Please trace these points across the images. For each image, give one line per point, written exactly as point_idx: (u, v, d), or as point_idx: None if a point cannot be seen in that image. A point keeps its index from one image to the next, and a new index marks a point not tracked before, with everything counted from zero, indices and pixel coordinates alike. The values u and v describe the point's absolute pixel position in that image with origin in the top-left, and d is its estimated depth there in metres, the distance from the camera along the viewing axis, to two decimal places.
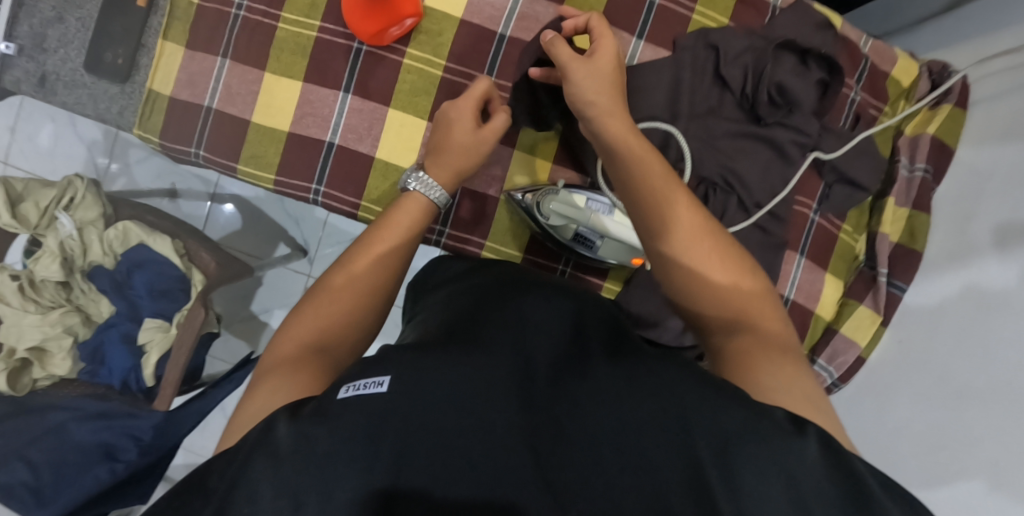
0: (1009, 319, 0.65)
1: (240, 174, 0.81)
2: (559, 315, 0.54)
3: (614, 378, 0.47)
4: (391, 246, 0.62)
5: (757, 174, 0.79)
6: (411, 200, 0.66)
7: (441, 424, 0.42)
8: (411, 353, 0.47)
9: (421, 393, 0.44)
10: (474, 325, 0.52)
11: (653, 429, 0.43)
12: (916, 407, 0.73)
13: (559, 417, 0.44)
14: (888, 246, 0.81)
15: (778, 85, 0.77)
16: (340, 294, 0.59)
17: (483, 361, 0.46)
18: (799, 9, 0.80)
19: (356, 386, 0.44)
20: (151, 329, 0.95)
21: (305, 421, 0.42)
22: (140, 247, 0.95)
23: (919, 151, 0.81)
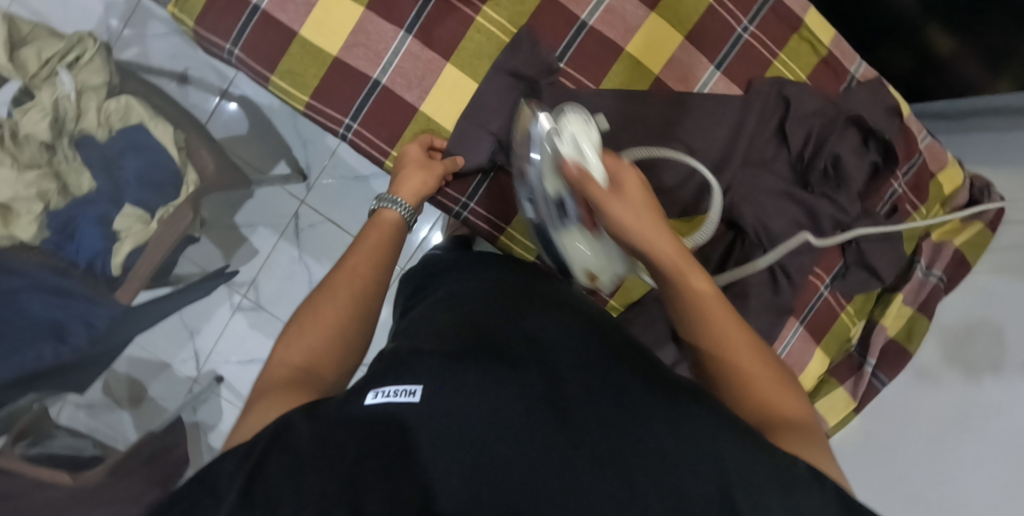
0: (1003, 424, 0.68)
1: (271, 87, 0.76)
2: (583, 331, 0.54)
3: (652, 393, 0.46)
4: (368, 262, 0.61)
5: (789, 237, 0.78)
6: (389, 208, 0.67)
7: (478, 436, 0.42)
8: (440, 360, 0.47)
9: (451, 407, 0.44)
10: (497, 332, 0.52)
11: (686, 460, 0.42)
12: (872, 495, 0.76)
13: (587, 430, 0.43)
14: (884, 338, 0.82)
15: (835, 158, 0.77)
16: (330, 312, 0.56)
17: (514, 374, 0.46)
18: (875, 86, 0.79)
19: (385, 393, 0.45)
20: (130, 217, 0.88)
21: (343, 418, 0.43)
22: (139, 129, 0.89)
23: (939, 259, 0.82)
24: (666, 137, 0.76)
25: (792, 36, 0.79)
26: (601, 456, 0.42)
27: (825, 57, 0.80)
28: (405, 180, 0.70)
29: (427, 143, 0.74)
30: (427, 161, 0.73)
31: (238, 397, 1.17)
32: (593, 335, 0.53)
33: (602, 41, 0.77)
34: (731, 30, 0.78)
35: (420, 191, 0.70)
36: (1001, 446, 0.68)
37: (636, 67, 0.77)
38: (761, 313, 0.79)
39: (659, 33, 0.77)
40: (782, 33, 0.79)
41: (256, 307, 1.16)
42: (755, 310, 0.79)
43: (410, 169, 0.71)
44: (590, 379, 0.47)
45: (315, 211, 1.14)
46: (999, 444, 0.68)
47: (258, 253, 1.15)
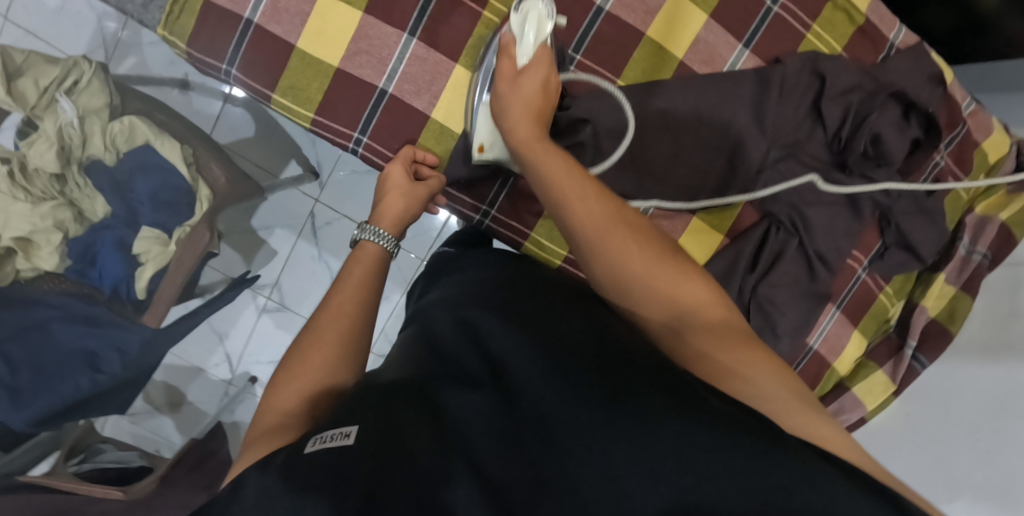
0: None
1: (273, 105, 0.72)
2: (522, 332, 0.55)
3: (602, 398, 0.46)
4: (352, 300, 0.60)
5: (824, 221, 0.76)
6: (368, 244, 0.66)
7: (421, 456, 0.43)
8: (384, 399, 0.48)
9: (390, 437, 0.44)
10: (439, 360, 0.53)
11: (623, 462, 0.42)
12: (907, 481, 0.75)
13: (531, 448, 0.44)
14: (925, 319, 0.80)
15: (874, 136, 0.72)
16: (318, 357, 0.56)
17: (449, 403, 0.48)
18: (916, 54, 0.74)
19: (322, 439, 0.45)
20: (148, 239, 0.87)
21: (288, 474, 0.43)
22: (146, 149, 0.87)
23: (984, 235, 0.78)
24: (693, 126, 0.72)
25: (826, 4, 0.74)
26: (548, 471, 0.43)
27: (861, 26, 0.74)
28: (387, 210, 0.68)
29: (409, 160, 0.71)
30: (409, 184, 0.69)
31: None
32: (547, 341, 0.53)
33: (620, 27, 0.72)
34: (759, 4, 0.73)
35: (399, 220, 0.68)
36: None
37: (658, 52, 0.73)
38: (796, 302, 0.77)
39: (680, 13, 0.72)
40: (814, 2, 0.73)
41: (281, 307, 1.16)
42: (788, 299, 0.76)
43: (393, 197, 0.68)
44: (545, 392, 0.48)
45: (331, 209, 1.13)
46: None
47: (278, 254, 1.14)
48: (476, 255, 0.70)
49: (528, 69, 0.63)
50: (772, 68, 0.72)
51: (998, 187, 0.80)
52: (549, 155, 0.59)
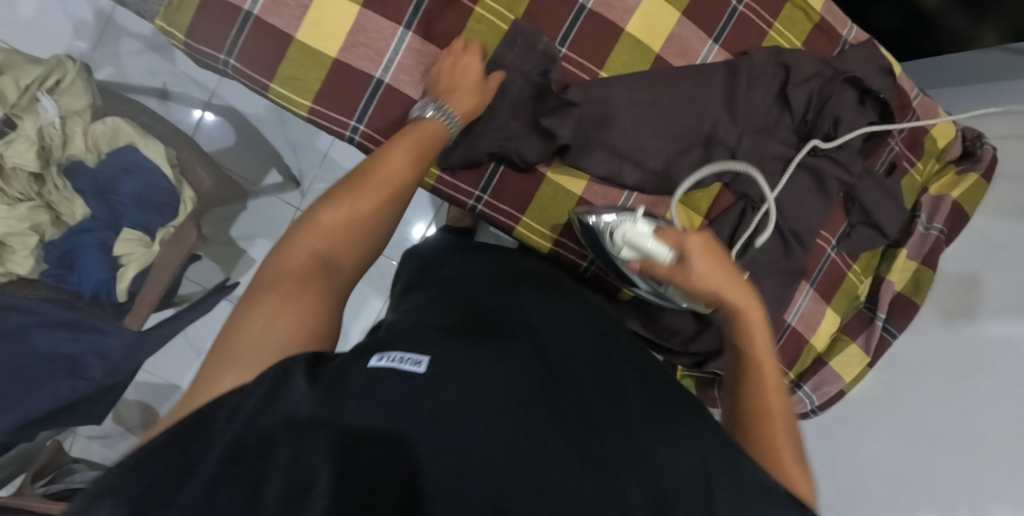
0: (1007, 366, 0.70)
1: (271, 96, 0.73)
2: (562, 324, 0.56)
3: (637, 403, 0.49)
4: (399, 171, 0.62)
5: (794, 203, 0.81)
6: (406, 142, 0.64)
7: (477, 407, 0.43)
8: (451, 339, 0.49)
9: (453, 379, 0.44)
10: (492, 322, 0.53)
11: (668, 466, 0.44)
12: (888, 445, 0.79)
13: (577, 422, 0.44)
14: (892, 292, 0.85)
15: (836, 120, 0.79)
16: (348, 233, 0.58)
17: (506, 362, 0.47)
18: (869, 48, 0.81)
19: (390, 358, 0.45)
20: (130, 242, 0.86)
21: (347, 380, 0.44)
22: (128, 149, 0.85)
23: (939, 212, 0.84)
24: (679, 113, 0.76)
25: (785, 4, 0.80)
26: (583, 435, 0.44)
27: (818, 22, 0.81)
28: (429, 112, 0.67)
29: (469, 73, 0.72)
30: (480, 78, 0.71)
31: None
32: (589, 340, 0.55)
33: (603, 23, 0.76)
34: (728, 3, 0.78)
35: (432, 135, 0.66)
36: (1007, 378, 0.70)
37: (637, 46, 0.77)
38: (772, 277, 0.82)
39: (659, 10, 0.77)
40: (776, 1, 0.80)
41: None
42: (769, 275, 0.81)
43: (467, 92, 0.70)
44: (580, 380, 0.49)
45: None
46: (1005, 376, 0.70)
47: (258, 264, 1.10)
48: (489, 253, 0.73)
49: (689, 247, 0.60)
50: (741, 60, 0.77)
51: (948, 169, 0.86)
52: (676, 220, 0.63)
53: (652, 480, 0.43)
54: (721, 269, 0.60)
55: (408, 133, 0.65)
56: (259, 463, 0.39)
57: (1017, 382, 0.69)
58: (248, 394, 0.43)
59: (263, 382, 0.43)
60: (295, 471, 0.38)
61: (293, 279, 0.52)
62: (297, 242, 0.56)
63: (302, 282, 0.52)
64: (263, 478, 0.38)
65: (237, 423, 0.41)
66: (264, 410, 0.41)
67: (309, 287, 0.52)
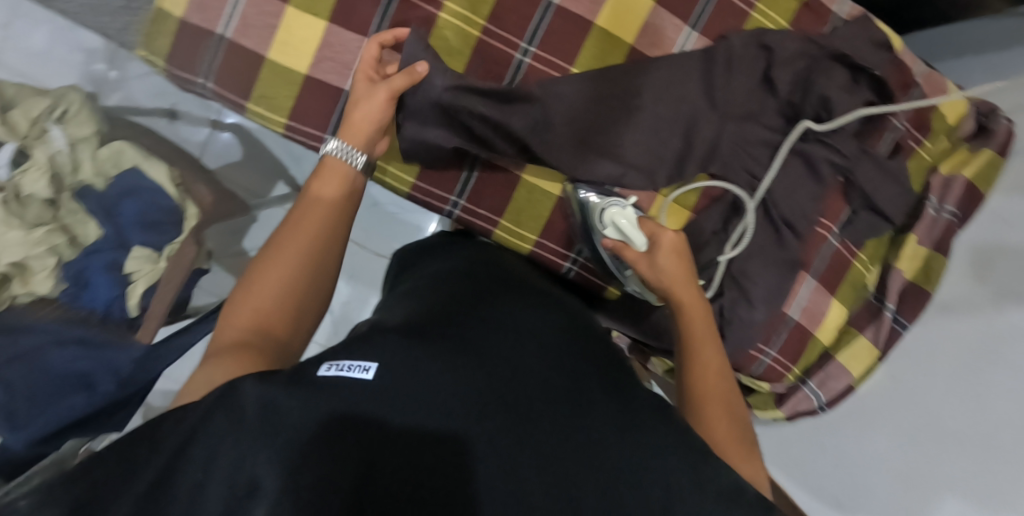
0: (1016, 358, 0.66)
1: (248, 114, 0.76)
2: (525, 319, 0.54)
3: (601, 396, 0.47)
4: (320, 220, 0.57)
5: (787, 190, 0.77)
6: (329, 183, 0.59)
7: (428, 411, 0.42)
8: (400, 341, 0.47)
9: (403, 387, 0.43)
10: (449, 321, 0.51)
11: (626, 472, 0.42)
12: (896, 440, 0.75)
13: (531, 425, 0.43)
14: (900, 282, 0.80)
15: (825, 100, 0.75)
16: (285, 291, 0.53)
17: (456, 361, 0.45)
18: (861, 23, 0.76)
19: (339, 367, 0.44)
20: (139, 258, 0.90)
21: (301, 385, 0.42)
22: (134, 172, 0.92)
23: (951, 193, 0.78)
24: (652, 105, 0.74)
25: None
26: (544, 437, 0.43)
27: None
28: (351, 124, 0.62)
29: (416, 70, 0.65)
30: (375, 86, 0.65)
31: None
32: (554, 334, 0.53)
33: (571, 18, 0.75)
34: None
35: (348, 178, 0.60)
36: (1016, 366, 0.66)
37: (607, 40, 0.75)
38: (769, 270, 0.78)
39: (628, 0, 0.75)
40: None
41: None
42: (763, 268, 0.78)
43: (358, 102, 0.64)
44: (543, 371, 0.47)
45: None
46: (1014, 364, 0.66)
47: None
48: (462, 250, 0.72)
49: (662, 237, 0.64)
50: (718, 45, 0.75)
51: (960, 147, 0.81)
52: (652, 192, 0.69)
53: (608, 488, 0.41)
54: (682, 269, 0.62)
55: (325, 175, 0.59)
56: (193, 469, 0.38)
57: None
58: (192, 409, 0.41)
59: (210, 396, 0.42)
60: (233, 475, 0.38)
61: (227, 352, 0.49)
62: (230, 314, 0.52)
63: (235, 352, 0.49)
64: (199, 482, 0.38)
65: (177, 432, 0.40)
66: (214, 413, 0.40)
67: (247, 356, 0.49)
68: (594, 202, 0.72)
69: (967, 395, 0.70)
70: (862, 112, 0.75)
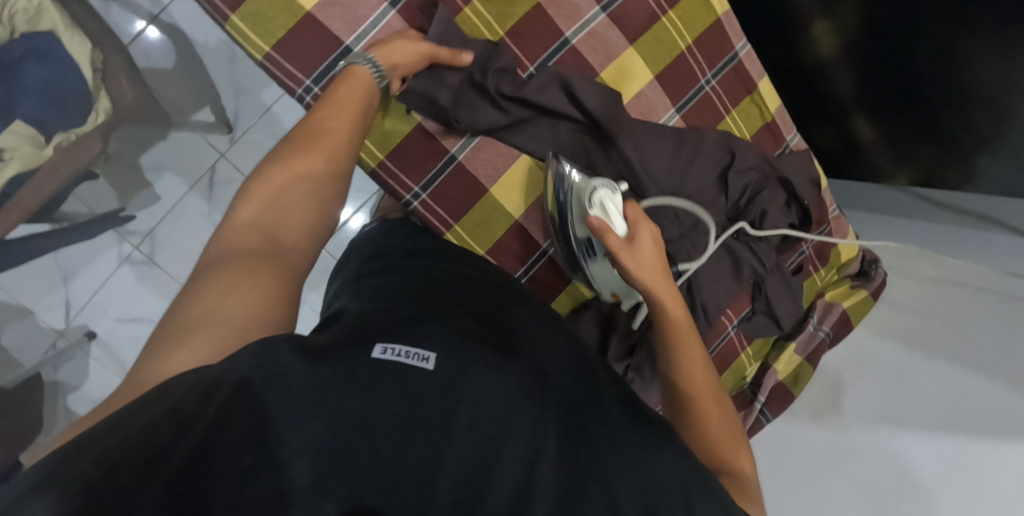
0: (863, 469, 0.75)
1: (229, 27, 0.70)
2: (558, 329, 0.55)
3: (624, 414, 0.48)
4: (324, 141, 0.55)
5: (710, 279, 0.85)
6: (339, 121, 0.57)
7: (479, 408, 0.42)
8: (449, 334, 0.46)
9: (455, 386, 0.43)
10: (486, 324, 0.52)
11: (668, 481, 0.43)
12: None
13: (589, 442, 0.45)
14: (774, 380, 0.91)
15: (763, 212, 0.85)
16: (289, 239, 0.50)
17: (501, 362, 0.45)
18: (805, 157, 0.88)
19: (395, 351, 0.43)
20: (21, 136, 0.77)
21: (351, 367, 0.41)
22: (47, 37, 0.77)
23: (830, 317, 0.92)
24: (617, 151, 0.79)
25: (745, 97, 0.86)
26: (583, 444, 0.44)
27: (768, 121, 0.88)
28: (389, 49, 0.65)
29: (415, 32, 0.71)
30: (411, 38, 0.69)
31: (110, 358, 1.01)
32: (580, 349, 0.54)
33: (582, 61, 0.78)
34: (697, 80, 0.83)
35: (365, 93, 0.61)
36: (857, 474, 0.75)
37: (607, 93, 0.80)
38: None
39: (634, 65, 0.81)
40: (738, 91, 0.86)
41: (147, 261, 1.01)
42: None
43: (398, 42, 0.66)
44: (573, 387, 0.48)
45: (234, 167, 1.02)
46: (854, 471, 0.76)
47: (160, 203, 1.01)
48: (445, 245, 0.70)
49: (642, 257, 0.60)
50: (695, 134, 0.82)
51: (844, 281, 0.97)
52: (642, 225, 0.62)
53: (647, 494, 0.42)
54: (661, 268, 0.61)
55: (335, 111, 0.57)
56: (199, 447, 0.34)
57: (870, 480, 0.74)
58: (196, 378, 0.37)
59: (240, 356, 0.38)
60: (264, 489, 0.35)
61: (243, 260, 0.46)
62: (219, 251, 0.47)
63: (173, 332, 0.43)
64: (243, 473, 0.35)
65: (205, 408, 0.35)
66: (241, 397, 0.37)
67: (265, 273, 0.45)
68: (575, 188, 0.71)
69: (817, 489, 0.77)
70: (784, 232, 0.85)
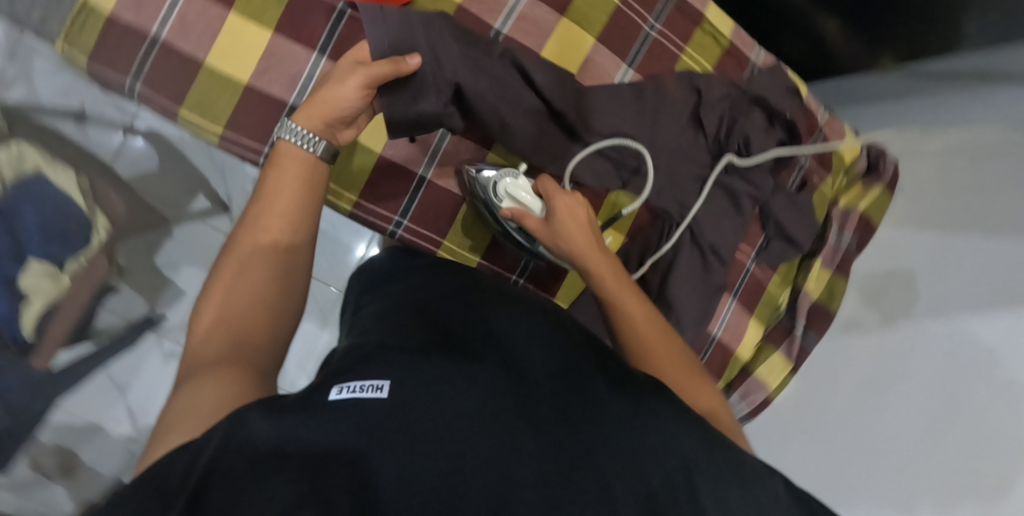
0: (921, 393, 0.71)
1: (179, 119, 0.73)
2: (533, 328, 0.56)
3: (605, 394, 0.48)
4: (271, 230, 0.56)
5: (710, 222, 0.84)
6: (276, 219, 0.56)
7: (451, 415, 0.42)
8: (411, 357, 0.47)
9: (417, 402, 0.43)
10: (460, 337, 0.52)
11: (654, 459, 0.44)
12: (804, 454, 0.80)
13: (574, 426, 0.44)
14: (808, 302, 0.89)
15: (746, 139, 0.83)
16: (253, 334, 0.51)
17: (464, 374, 0.46)
18: (774, 71, 0.85)
19: (351, 389, 0.44)
20: (38, 274, 0.88)
21: (310, 417, 0.41)
22: (36, 178, 0.89)
23: (849, 223, 0.89)
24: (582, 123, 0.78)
25: (696, 30, 0.84)
26: (565, 428, 0.44)
27: (727, 48, 0.85)
28: (318, 104, 0.60)
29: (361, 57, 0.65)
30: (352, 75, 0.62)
31: None
32: (560, 344, 0.54)
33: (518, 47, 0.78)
34: (640, 29, 0.82)
35: (307, 167, 0.59)
36: (905, 383, 0.73)
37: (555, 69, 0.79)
38: (694, 296, 0.83)
39: (572, 34, 0.80)
40: (687, 28, 0.83)
41: None
42: (687, 292, 0.83)
43: (338, 90, 0.61)
44: (552, 380, 0.49)
45: None
46: (903, 381, 0.73)
47: (187, 295, 0.99)
48: (426, 260, 0.71)
49: (561, 218, 0.67)
50: (654, 83, 0.81)
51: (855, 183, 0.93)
52: (559, 194, 0.69)
53: (634, 465, 0.43)
54: (583, 226, 0.67)
55: (270, 216, 0.56)
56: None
57: (917, 385, 0.71)
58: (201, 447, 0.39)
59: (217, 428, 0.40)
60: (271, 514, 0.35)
61: (209, 365, 0.47)
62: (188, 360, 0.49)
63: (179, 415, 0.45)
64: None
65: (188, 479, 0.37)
66: (224, 450, 0.38)
67: (235, 370, 0.47)
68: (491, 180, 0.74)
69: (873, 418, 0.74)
70: (775, 153, 0.82)
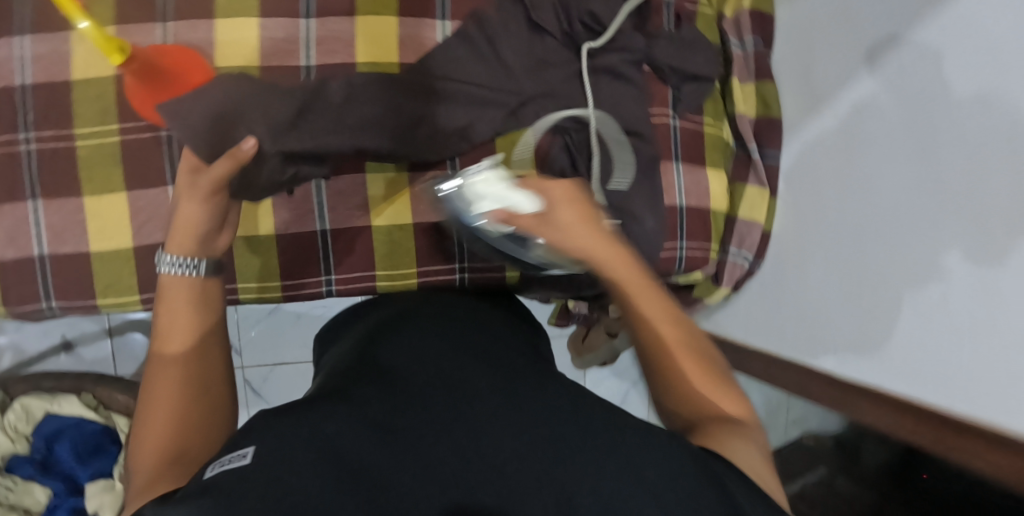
0: (886, 181, 0.77)
1: (103, 306, 0.86)
2: (420, 352, 0.61)
3: (487, 398, 0.53)
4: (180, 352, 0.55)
5: (613, 104, 0.84)
6: (175, 342, 0.55)
7: (341, 444, 0.46)
8: (292, 407, 0.51)
9: (276, 447, 0.45)
10: (352, 382, 0.56)
11: (526, 453, 0.47)
12: (818, 276, 0.89)
13: (398, 427, 0.49)
14: (749, 121, 0.94)
15: (590, 14, 0.84)
16: (196, 445, 0.50)
17: (347, 409, 0.50)
18: None
19: (222, 463, 0.44)
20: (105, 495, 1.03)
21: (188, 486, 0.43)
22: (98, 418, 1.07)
23: (744, 27, 0.95)
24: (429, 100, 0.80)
25: None
26: (445, 435, 0.48)
27: None
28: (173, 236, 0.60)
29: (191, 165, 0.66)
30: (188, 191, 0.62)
31: None
32: (445, 354, 0.60)
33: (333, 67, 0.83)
34: None
35: (193, 291, 0.59)
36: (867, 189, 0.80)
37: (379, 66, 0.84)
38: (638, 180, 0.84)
39: (373, 27, 0.84)
40: None
41: None
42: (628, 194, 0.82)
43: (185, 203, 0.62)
44: (432, 383, 0.55)
45: None
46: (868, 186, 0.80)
47: None
48: (351, 326, 0.76)
49: (561, 205, 0.61)
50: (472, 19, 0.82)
51: None
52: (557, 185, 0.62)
53: (502, 469, 0.46)
54: (581, 214, 0.61)
55: (167, 347, 0.55)
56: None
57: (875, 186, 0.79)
58: None
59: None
60: None
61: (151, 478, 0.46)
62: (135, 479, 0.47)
63: None
64: None
65: None
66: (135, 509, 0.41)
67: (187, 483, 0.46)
68: (460, 186, 0.69)
69: (854, 228, 0.82)
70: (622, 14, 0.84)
